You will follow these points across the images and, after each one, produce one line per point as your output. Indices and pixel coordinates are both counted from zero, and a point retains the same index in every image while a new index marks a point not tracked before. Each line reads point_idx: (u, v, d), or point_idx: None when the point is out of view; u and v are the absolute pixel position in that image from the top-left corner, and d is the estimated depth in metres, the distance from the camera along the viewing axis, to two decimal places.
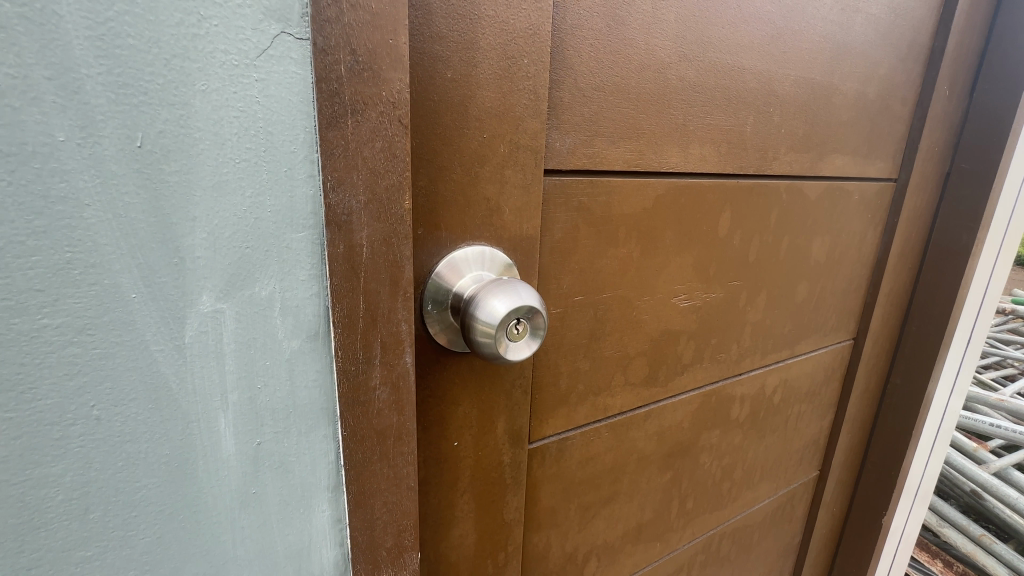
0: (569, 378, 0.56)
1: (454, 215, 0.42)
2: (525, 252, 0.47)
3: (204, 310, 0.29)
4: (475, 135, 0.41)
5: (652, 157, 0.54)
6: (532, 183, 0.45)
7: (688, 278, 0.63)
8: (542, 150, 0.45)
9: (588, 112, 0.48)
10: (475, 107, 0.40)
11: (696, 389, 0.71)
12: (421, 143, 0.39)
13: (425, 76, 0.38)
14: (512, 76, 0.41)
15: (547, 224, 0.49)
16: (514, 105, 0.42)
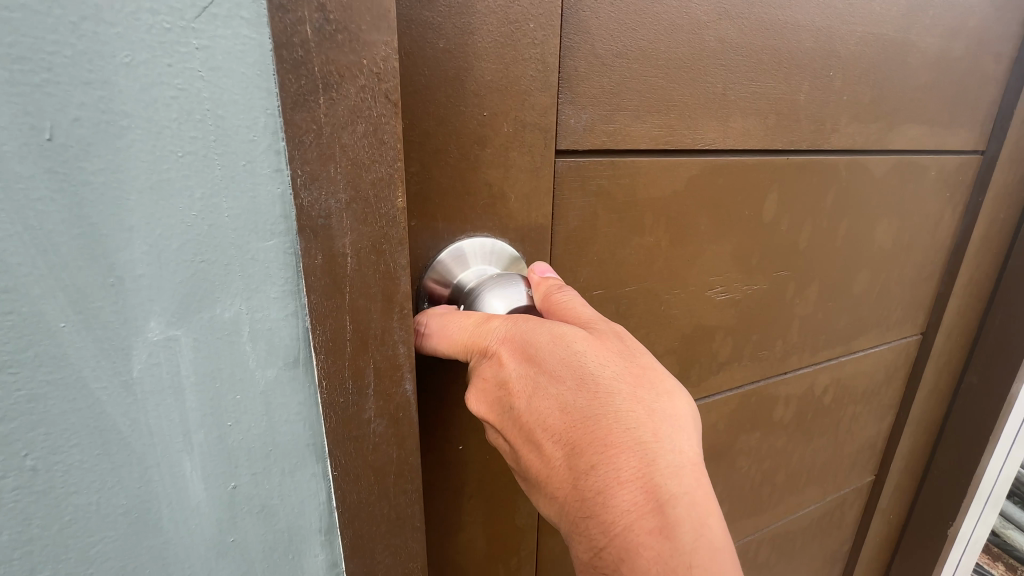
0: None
1: (451, 202, 0.38)
2: (534, 243, 0.42)
3: (154, 338, 0.26)
4: (475, 114, 0.36)
5: (684, 133, 0.48)
6: (540, 166, 0.40)
7: (725, 268, 0.57)
8: (552, 128, 0.40)
9: (607, 83, 0.42)
10: (473, 81, 0.36)
11: (733, 389, 0.65)
12: (413, 121, 0.34)
13: (415, 46, 0.33)
14: (515, 44, 0.36)
15: (561, 211, 0.44)
16: (517, 78, 0.37)
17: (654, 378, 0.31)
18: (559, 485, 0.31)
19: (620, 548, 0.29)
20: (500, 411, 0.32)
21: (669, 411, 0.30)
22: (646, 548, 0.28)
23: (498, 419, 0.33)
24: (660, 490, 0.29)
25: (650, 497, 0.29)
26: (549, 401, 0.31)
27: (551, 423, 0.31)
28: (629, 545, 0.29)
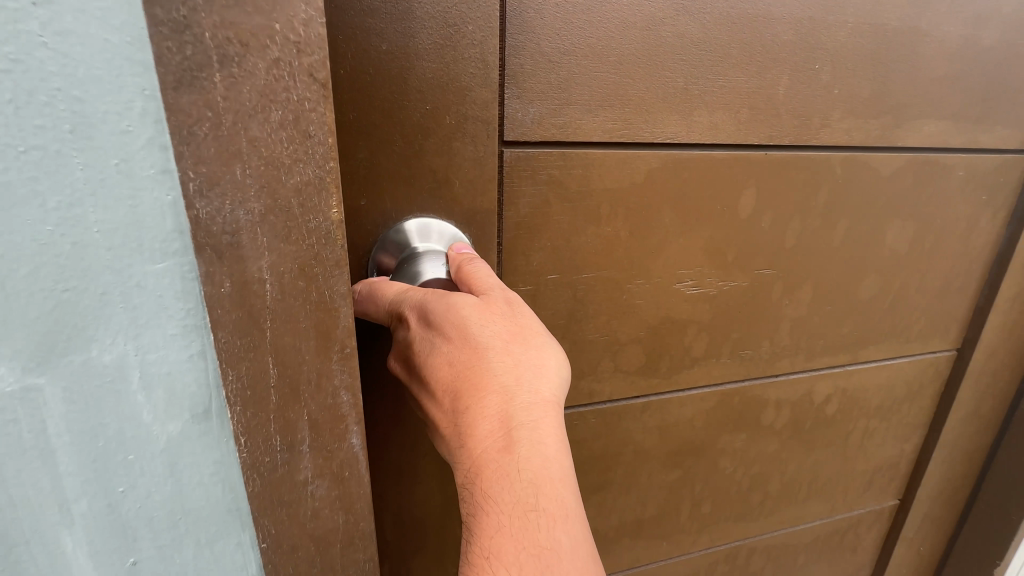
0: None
1: (398, 185, 0.43)
2: (480, 226, 0.47)
3: (11, 388, 0.22)
4: (417, 107, 0.41)
5: (642, 126, 0.49)
6: (483, 155, 0.44)
7: (696, 262, 0.57)
8: (494, 121, 0.44)
9: (555, 79, 0.45)
10: (415, 79, 0.40)
11: (712, 386, 0.64)
12: (361, 113, 0.40)
13: (360, 48, 0.38)
14: (454, 45, 0.40)
15: (511, 198, 0.48)
16: (458, 75, 0.41)
17: (522, 327, 0.36)
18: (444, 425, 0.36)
19: (482, 473, 0.33)
20: (407, 364, 0.38)
21: (534, 361, 0.35)
22: (501, 470, 0.33)
23: (408, 373, 0.38)
24: (513, 417, 0.34)
25: (505, 423, 0.34)
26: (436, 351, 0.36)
27: (440, 370, 0.36)
28: (490, 468, 0.33)
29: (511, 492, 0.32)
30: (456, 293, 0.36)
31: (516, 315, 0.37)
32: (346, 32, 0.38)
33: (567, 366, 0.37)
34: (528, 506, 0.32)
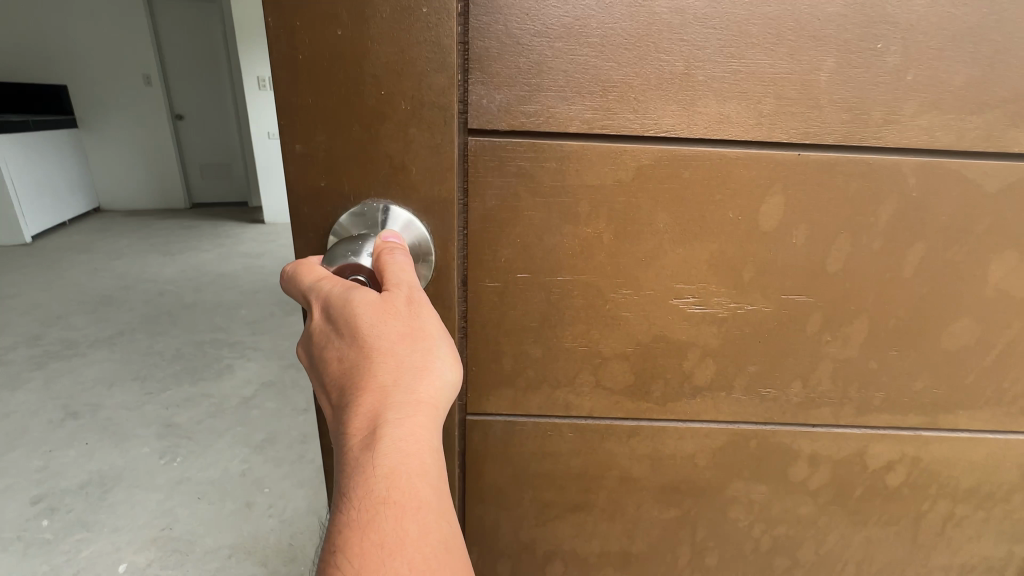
0: (509, 361, 0.52)
1: (355, 170, 0.44)
2: (438, 216, 0.45)
3: None
4: (373, 92, 0.41)
5: (629, 117, 0.44)
6: (441, 144, 0.43)
7: (700, 278, 0.49)
8: (453, 108, 0.42)
9: (525, 62, 0.42)
10: (370, 63, 0.40)
11: (720, 424, 0.55)
12: (318, 98, 0.41)
13: (314, 33, 0.39)
14: (409, 28, 0.39)
15: (475, 189, 0.46)
16: (412, 59, 0.40)
17: (417, 327, 0.38)
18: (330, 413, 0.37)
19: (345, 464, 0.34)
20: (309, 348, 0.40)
21: (419, 361, 0.37)
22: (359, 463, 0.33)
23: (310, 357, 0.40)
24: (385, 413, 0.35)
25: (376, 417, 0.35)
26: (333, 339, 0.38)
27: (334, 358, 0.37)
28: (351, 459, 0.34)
29: (364, 487, 0.33)
30: (360, 287, 0.38)
31: (415, 315, 0.38)
32: (301, 17, 0.39)
33: (457, 370, 0.38)
34: (379, 500, 0.32)
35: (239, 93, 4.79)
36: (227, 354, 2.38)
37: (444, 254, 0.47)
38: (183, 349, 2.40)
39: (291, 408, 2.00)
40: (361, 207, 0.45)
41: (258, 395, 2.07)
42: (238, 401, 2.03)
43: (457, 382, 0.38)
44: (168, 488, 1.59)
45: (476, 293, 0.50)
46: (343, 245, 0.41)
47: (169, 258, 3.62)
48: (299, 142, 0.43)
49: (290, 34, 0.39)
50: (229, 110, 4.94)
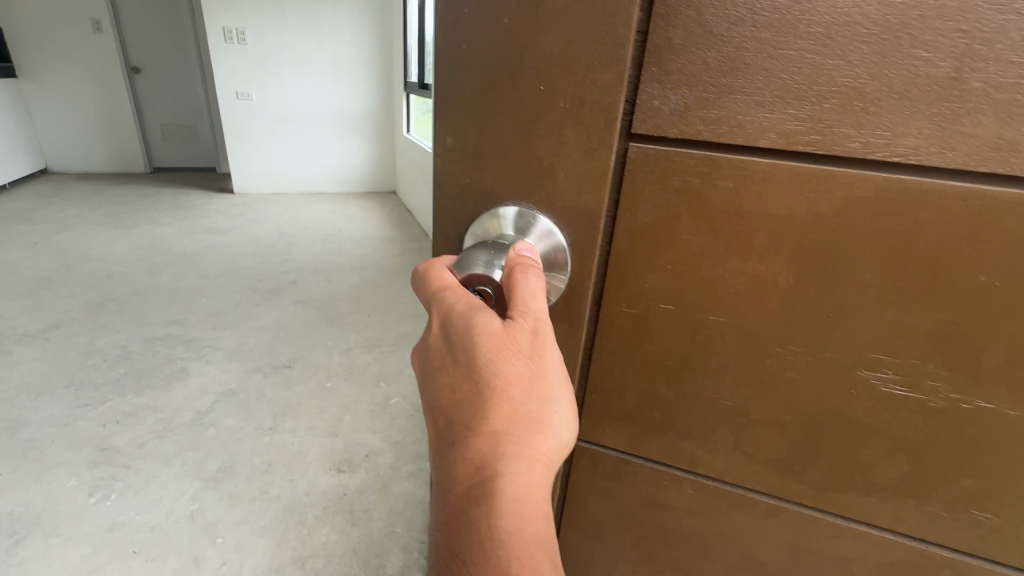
0: (634, 399, 0.45)
1: (502, 169, 0.40)
2: (584, 230, 0.40)
3: None
4: (530, 87, 0.36)
5: (847, 134, 0.33)
6: (598, 149, 0.37)
7: (911, 353, 0.37)
8: (618, 108, 0.36)
9: (715, 59, 0.34)
10: (531, 54, 0.35)
11: (897, 535, 0.43)
12: (476, 90, 0.38)
13: (482, 21, 0.35)
14: (582, 15, 0.33)
15: (628, 202, 0.39)
16: (583, 50, 0.34)
17: (542, 377, 0.34)
18: (439, 449, 0.36)
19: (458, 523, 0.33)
20: (423, 367, 0.37)
21: (535, 416, 0.34)
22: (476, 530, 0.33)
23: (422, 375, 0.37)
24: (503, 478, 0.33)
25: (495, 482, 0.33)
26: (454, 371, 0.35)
27: (452, 392, 0.35)
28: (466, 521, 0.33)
29: (479, 555, 0.32)
30: (486, 309, 0.34)
31: (537, 360, 0.34)
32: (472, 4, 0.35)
33: (573, 429, 0.36)
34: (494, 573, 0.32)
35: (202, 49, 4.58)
36: (181, 353, 1.94)
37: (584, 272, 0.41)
38: (129, 347, 1.96)
39: (253, 426, 1.59)
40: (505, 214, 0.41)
41: (215, 409, 1.65)
42: (189, 418, 1.60)
43: (567, 444, 0.36)
44: (95, 538, 1.21)
45: (610, 319, 0.43)
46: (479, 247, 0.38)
47: (122, 231, 3.27)
48: (452, 137, 0.40)
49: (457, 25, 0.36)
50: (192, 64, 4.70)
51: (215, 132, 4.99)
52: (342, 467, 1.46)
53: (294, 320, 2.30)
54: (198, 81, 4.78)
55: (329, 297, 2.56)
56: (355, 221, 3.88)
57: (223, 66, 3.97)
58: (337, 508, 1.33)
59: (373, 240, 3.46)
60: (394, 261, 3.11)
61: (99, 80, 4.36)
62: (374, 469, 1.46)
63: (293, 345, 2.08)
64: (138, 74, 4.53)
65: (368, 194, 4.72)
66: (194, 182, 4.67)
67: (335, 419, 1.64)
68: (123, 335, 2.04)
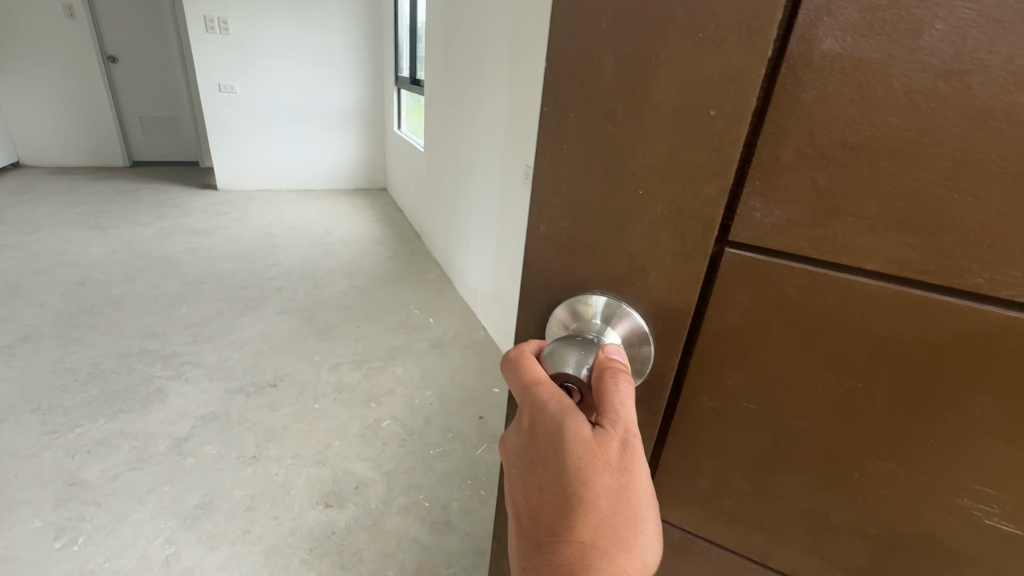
0: (700, 489, 0.43)
1: (590, 261, 0.38)
2: (668, 324, 0.37)
3: None
4: (630, 189, 0.34)
5: (967, 272, 0.29)
6: (692, 251, 0.34)
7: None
8: (718, 219, 0.33)
9: (825, 180, 0.30)
10: (633, 159, 0.33)
11: None
12: (571, 185, 0.36)
13: (585, 123, 0.34)
14: (688, 128, 0.31)
15: (717, 304, 0.35)
16: (684, 161, 0.32)
17: (630, 492, 0.31)
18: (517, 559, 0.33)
19: None
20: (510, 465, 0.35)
21: (622, 534, 0.30)
22: None
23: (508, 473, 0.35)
24: None
25: None
26: (542, 474, 0.32)
27: (536, 497, 0.32)
28: None
29: None
30: (577, 413, 0.32)
31: (627, 472, 0.31)
32: (575, 106, 0.34)
33: (659, 556, 0.31)
34: None
35: (183, 37, 4.36)
36: (158, 371, 1.89)
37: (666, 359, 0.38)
38: (104, 365, 1.88)
39: (234, 455, 1.54)
40: (593, 301, 0.39)
41: (195, 436, 1.60)
42: (166, 445, 1.55)
43: (653, 568, 0.31)
44: None
45: (687, 409, 0.40)
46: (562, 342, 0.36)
47: (98, 231, 3.15)
48: (545, 225, 0.39)
49: (559, 123, 0.35)
50: (173, 53, 4.49)
51: (197, 124, 4.78)
52: (330, 502, 1.42)
53: (280, 332, 2.23)
54: (179, 68, 4.56)
55: (319, 306, 2.50)
56: (343, 221, 3.79)
57: (204, 56, 3.78)
58: (325, 549, 1.29)
59: (362, 242, 3.37)
60: (384, 266, 3.05)
61: (73, 69, 4.15)
62: (364, 503, 1.43)
63: (278, 360, 2.03)
64: (116, 61, 4.31)
65: (354, 192, 4.61)
66: (174, 177, 4.50)
67: (323, 446, 1.61)
68: (97, 350, 1.96)
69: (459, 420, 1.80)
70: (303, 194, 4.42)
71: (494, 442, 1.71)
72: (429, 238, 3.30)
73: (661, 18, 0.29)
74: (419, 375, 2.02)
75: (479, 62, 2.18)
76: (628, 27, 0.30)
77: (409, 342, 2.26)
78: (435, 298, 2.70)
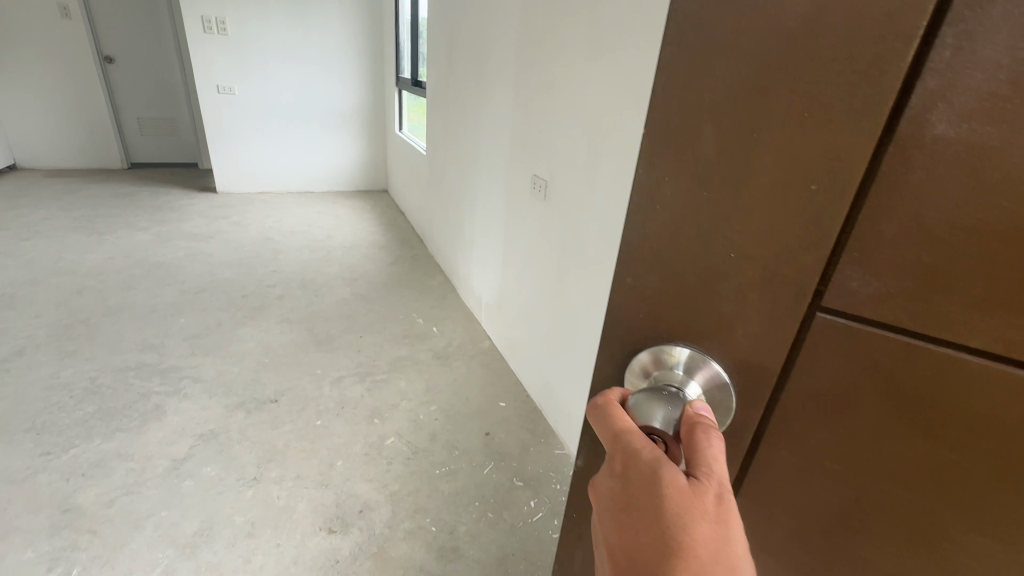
0: (761, 571, 0.35)
1: (672, 318, 0.33)
2: (746, 389, 0.31)
3: None
4: (722, 250, 0.29)
5: None
6: (781, 319, 0.28)
7: None
8: (815, 293, 0.27)
9: (929, 257, 0.23)
10: (729, 221, 0.28)
11: None
12: (657, 234, 0.31)
13: (680, 183, 0.29)
14: (788, 201, 0.26)
15: (805, 365, 0.29)
16: (776, 226, 0.27)
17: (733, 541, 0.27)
18: None
19: None
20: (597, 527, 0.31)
21: None
22: None
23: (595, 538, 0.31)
24: None
25: None
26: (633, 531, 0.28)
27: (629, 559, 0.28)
28: None
29: None
30: (668, 460, 0.29)
31: (725, 523, 0.27)
32: (670, 145, 0.29)
33: None
34: None
35: (181, 37, 4.29)
36: (157, 386, 1.84)
37: (748, 418, 0.32)
38: (101, 380, 1.84)
39: (233, 477, 1.49)
40: (679, 353, 0.33)
41: (193, 456, 1.56)
42: (164, 467, 1.51)
43: None
44: None
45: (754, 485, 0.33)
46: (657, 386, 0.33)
47: (95, 237, 3.10)
48: (629, 275, 0.34)
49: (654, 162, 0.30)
50: (170, 53, 4.43)
51: (196, 125, 4.71)
52: (334, 527, 1.37)
53: (281, 343, 2.18)
54: (176, 69, 4.49)
55: (321, 315, 2.45)
56: (344, 224, 3.73)
57: (201, 57, 3.71)
58: None
59: (364, 247, 3.32)
60: (387, 272, 2.99)
61: (69, 70, 4.09)
62: (369, 528, 1.38)
63: (277, 374, 1.98)
64: (112, 62, 4.24)
65: (355, 194, 4.55)
66: (173, 180, 4.45)
67: (326, 466, 1.57)
68: (93, 365, 1.92)
69: (465, 437, 1.75)
70: (303, 197, 4.36)
71: (501, 461, 1.66)
72: (432, 242, 3.25)
73: (782, 58, 0.24)
74: (423, 389, 1.97)
75: (484, 67, 2.11)
76: (736, 83, 0.26)
77: (413, 353, 2.21)
78: (439, 306, 2.65)
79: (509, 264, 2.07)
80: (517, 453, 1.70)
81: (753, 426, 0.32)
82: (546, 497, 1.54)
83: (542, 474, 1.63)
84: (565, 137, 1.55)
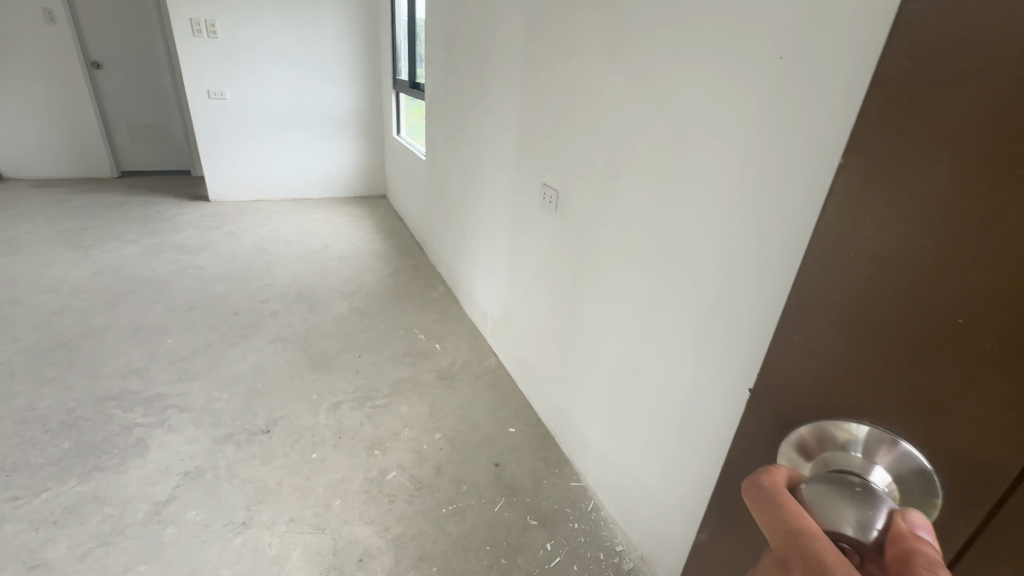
0: None
1: (852, 386, 0.38)
2: (953, 483, 0.32)
3: None
4: (935, 350, 0.33)
5: None
6: (991, 417, 0.31)
7: None
8: None
9: None
10: (940, 325, 0.32)
11: None
12: (842, 304, 0.38)
13: (892, 281, 0.34)
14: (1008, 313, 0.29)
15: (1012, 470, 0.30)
16: (990, 319, 0.30)
17: None
18: None
19: None
20: None
21: None
22: None
23: None
24: None
25: None
26: None
27: None
28: None
29: None
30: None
31: None
32: (888, 250, 0.34)
33: None
34: None
35: (171, 41, 4.16)
36: (140, 417, 1.70)
37: (959, 519, 0.32)
38: (79, 412, 1.70)
39: (221, 522, 1.36)
40: (854, 428, 0.37)
41: (178, 498, 1.42)
42: (145, 512, 1.37)
43: None
44: None
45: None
46: (837, 471, 0.37)
47: (80, 251, 2.96)
48: (806, 336, 0.41)
49: (843, 244, 0.37)
50: (161, 58, 4.29)
51: (189, 131, 4.58)
52: None
53: (275, 365, 2.05)
54: (167, 74, 4.36)
55: (317, 332, 2.31)
56: (341, 233, 3.60)
57: (191, 61, 3.58)
58: None
59: (361, 258, 3.18)
60: (386, 283, 2.86)
61: (55, 76, 3.95)
62: None
63: (270, 400, 1.85)
64: (100, 68, 4.11)
65: (352, 201, 4.40)
66: (164, 188, 4.31)
67: (322, 507, 1.44)
68: (72, 394, 1.78)
69: (474, 468, 1.62)
70: (298, 204, 4.22)
71: (513, 496, 1.53)
72: (433, 251, 3.11)
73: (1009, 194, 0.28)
74: (427, 415, 1.84)
75: (486, 69, 1.99)
76: (954, 204, 0.30)
77: (416, 373, 2.08)
78: (441, 320, 2.51)
79: (517, 277, 1.95)
80: (530, 486, 1.57)
81: (962, 523, 0.32)
82: (564, 539, 1.41)
83: (557, 512, 1.49)
84: (578, 144, 1.42)
